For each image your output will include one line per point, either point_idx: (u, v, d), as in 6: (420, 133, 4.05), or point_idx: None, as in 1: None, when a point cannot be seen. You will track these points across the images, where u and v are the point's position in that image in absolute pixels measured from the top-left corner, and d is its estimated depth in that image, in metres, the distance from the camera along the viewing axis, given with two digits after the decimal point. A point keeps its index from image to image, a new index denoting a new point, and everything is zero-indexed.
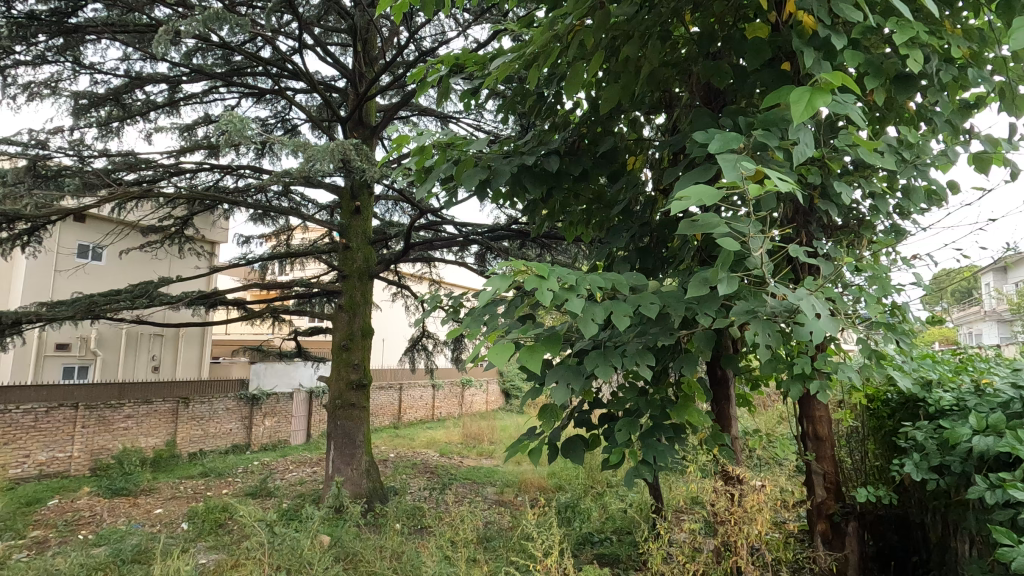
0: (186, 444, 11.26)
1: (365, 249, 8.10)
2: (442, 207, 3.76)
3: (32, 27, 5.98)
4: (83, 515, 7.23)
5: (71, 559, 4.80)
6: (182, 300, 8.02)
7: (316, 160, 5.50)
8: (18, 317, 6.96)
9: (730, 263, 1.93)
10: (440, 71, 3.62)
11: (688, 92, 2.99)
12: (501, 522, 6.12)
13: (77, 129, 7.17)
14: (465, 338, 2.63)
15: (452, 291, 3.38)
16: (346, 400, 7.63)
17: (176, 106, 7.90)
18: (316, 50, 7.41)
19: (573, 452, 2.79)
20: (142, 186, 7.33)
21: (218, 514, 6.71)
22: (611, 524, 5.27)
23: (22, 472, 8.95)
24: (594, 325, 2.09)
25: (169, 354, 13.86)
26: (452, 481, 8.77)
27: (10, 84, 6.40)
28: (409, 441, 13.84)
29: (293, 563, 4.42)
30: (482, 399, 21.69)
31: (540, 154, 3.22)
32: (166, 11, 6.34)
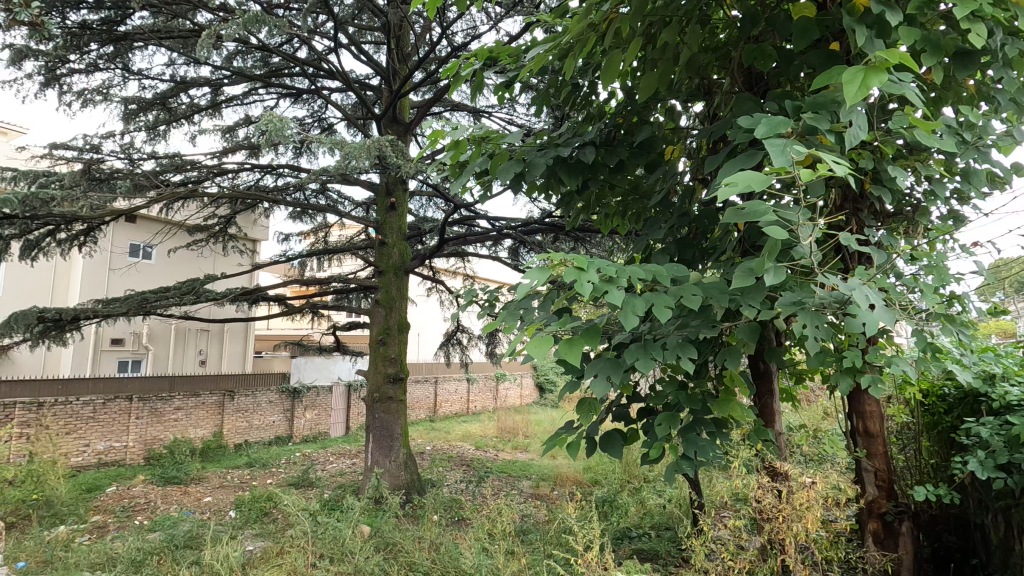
0: (233, 435, 11.68)
1: (400, 244, 8.19)
2: (477, 201, 3.75)
3: (85, 36, 6.24)
4: (138, 501, 7.59)
5: (129, 544, 5.06)
6: (227, 295, 8.28)
7: (352, 157, 5.59)
8: (77, 314, 7.33)
9: (778, 253, 1.87)
10: (474, 65, 3.61)
11: (728, 78, 2.90)
12: (537, 516, 6.13)
13: (127, 132, 7.50)
14: (501, 331, 2.62)
15: (488, 286, 3.38)
16: (384, 393, 7.76)
17: (218, 108, 8.14)
18: (351, 48, 7.50)
19: (612, 447, 2.75)
20: (188, 186, 7.59)
21: (264, 503, 6.93)
22: (650, 520, 5.21)
23: (82, 460, 9.42)
24: (635, 318, 2.05)
25: (215, 349, 14.37)
26: (488, 475, 8.85)
27: (65, 92, 6.73)
28: (445, 435, 14.02)
29: (336, 553, 4.53)
30: (516, 393, 21.77)
31: (575, 146, 3.18)
32: (208, 16, 6.52)
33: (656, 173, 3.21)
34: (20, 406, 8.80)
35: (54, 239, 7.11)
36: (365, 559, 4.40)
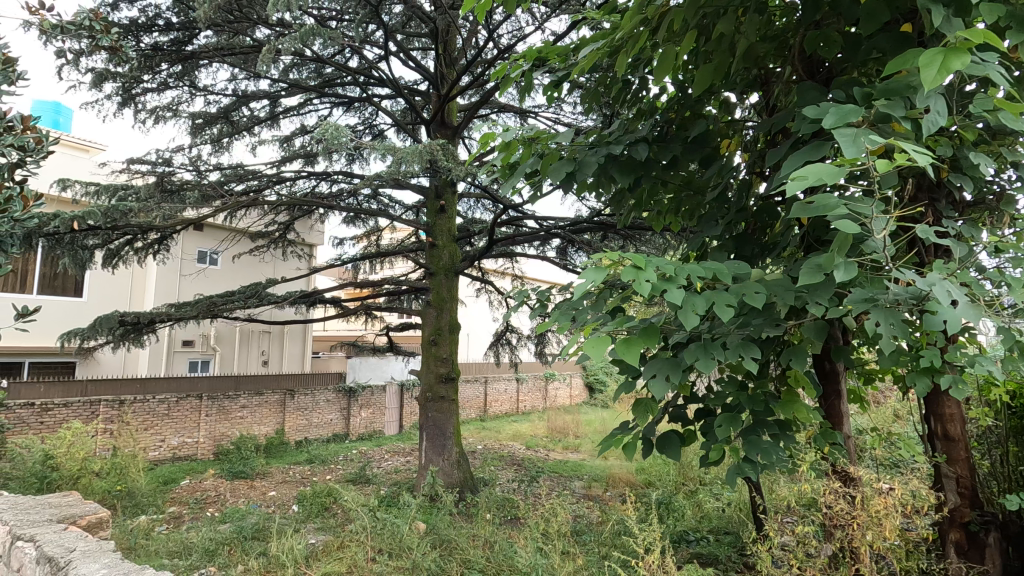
0: (294, 432, 12.18)
1: (450, 246, 8.30)
2: (527, 202, 3.75)
3: (156, 57, 6.66)
4: (210, 494, 8.04)
5: (203, 534, 5.38)
6: (287, 298, 8.64)
7: (404, 162, 5.72)
8: (152, 317, 7.82)
9: (848, 247, 1.78)
10: (523, 66, 3.61)
11: (789, 67, 2.79)
12: (591, 517, 6.09)
13: (195, 146, 7.96)
14: (555, 332, 2.63)
15: (540, 286, 3.38)
16: (437, 392, 7.90)
17: (276, 119, 8.51)
18: (400, 55, 7.66)
19: (670, 448, 2.70)
20: (250, 195, 7.97)
21: (324, 498, 7.18)
22: (707, 524, 5.07)
23: (158, 454, 10.03)
24: (695, 317, 2.01)
25: (276, 350, 15.03)
26: (539, 474, 8.87)
27: (139, 110, 7.21)
28: (496, 434, 14.14)
29: (394, 548, 4.65)
30: (566, 392, 21.69)
31: (627, 143, 3.14)
32: (267, 32, 6.81)
33: (711, 169, 3.12)
34: (104, 403, 9.46)
35: (132, 247, 7.60)
36: (422, 555, 4.47)
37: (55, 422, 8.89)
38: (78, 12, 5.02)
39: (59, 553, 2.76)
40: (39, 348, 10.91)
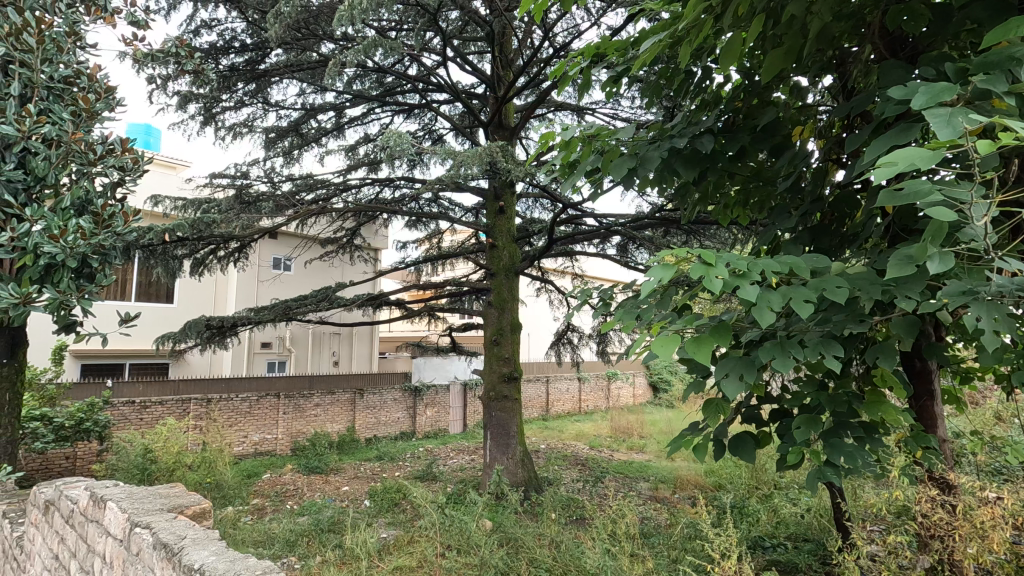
0: (364, 430, 12.67)
1: (510, 246, 8.35)
2: (588, 200, 3.71)
3: (233, 78, 7.10)
4: (289, 488, 8.51)
5: (284, 526, 5.72)
6: (355, 301, 8.99)
7: (464, 165, 5.82)
8: (235, 321, 8.36)
9: (943, 236, 1.65)
10: (582, 63, 3.57)
11: (868, 46, 2.60)
12: (659, 519, 5.97)
13: (269, 158, 8.43)
14: (619, 331, 2.59)
15: (603, 285, 3.33)
16: (500, 391, 7.98)
17: (342, 129, 8.86)
18: (457, 60, 7.79)
19: (744, 450, 2.60)
20: (319, 203, 8.35)
21: (394, 494, 7.42)
22: (784, 530, 4.83)
23: (242, 449, 10.70)
24: (771, 314, 1.93)
25: (346, 351, 15.70)
26: (604, 475, 8.77)
27: (219, 128, 7.72)
28: (558, 434, 14.12)
29: (462, 544, 4.74)
30: (629, 392, 21.32)
31: (691, 136, 3.04)
32: (332, 46, 7.10)
33: (783, 159, 2.97)
34: (194, 401, 10.19)
35: (215, 256, 8.15)
36: (490, 551, 4.52)
37: (153, 418, 9.64)
38: (166, 41, 5.48)
39: (172, 540, 2.55)
40: (137, 350, 11.88)
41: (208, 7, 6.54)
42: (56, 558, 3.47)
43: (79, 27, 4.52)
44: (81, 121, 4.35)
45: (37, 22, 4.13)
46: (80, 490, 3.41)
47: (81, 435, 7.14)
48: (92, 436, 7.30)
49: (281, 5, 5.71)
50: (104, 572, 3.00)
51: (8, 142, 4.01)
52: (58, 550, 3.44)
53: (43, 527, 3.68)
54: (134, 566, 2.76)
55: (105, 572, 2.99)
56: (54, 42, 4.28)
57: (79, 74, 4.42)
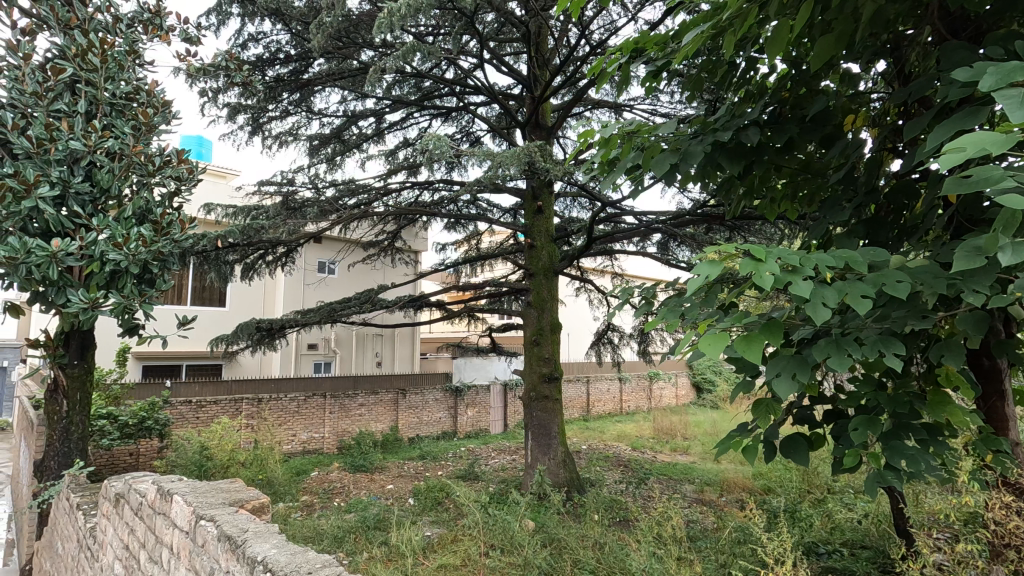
0: (407, 429, 12.89)
1: (549, 246, 8.33)
2: (628, 197, 3.66)
3: (278, 88, 7.34)
4: (336, 485, 8.75)
5: (332, 522, 5.88)
6: (397, 303, 9.16)
7: (503, 166, 5.84)
8: (283, 324, 8.64)
9: (1017, 225, 1.54)
10: (620, 58, 3.52)
11: (926, 28, 2.47)
12: (705, 522, 5.83)
13: (313, 165, 8.68)
14: (663, 330, 2.54)
15: (645, 284, 3.27)
16: (541, 392, 7.96)
17: (382, 134, 9.03)
18: (494, 62, 7.83)
19: (796, 452, 2.51)
20: (361, 208, 8.53)
21: (437, 492, 7.52)
22: (840, 537, 4.63)
23: (292, 447, 11.06)
24: (826, 310, 1.86)
25: (389, 352, 16.01)
26: (648, 476, 8.64)
27: (266, 137, 8.00)
28: (600, 434, 13.99)
29: (506, 544, 4.76)
30: (672, 392, 20.94)
31: (736, 129, 2.96)
32: (371, 54, 7.25)
33: (834, 150, 2.85)
34: (245, 401, 10.58)
35: (264, 261, 8.44)
36: (534, 551, 4.52)
37: (208, 417, 10.07)
38: (216, 55, 5.74)
39: (234, 533, 2.62)
40: (193, 352, 12.43)
41: (254, 21, 6.78)
42: (126, 548, 3.64)
43: (138, 46, 4.78)
44: (141, 134, 4.58)
45: (100, 44, 4.40)
46: (148, 484, 3.58)
47: (144, 432, 7.54)
48: (154, 434, 7.69)
49: (322, 16, 5.87)
50: (172, 561, 3.10)
51: (76, 157, 4.27)
52: (128, 541, 3.62)
53: (114, 519, 3.90)
54: (199, 557, 2.84)
55: (173, 562, 3.08)
56: (115, 61, 4.53)
57: (138, 90, 4.67)
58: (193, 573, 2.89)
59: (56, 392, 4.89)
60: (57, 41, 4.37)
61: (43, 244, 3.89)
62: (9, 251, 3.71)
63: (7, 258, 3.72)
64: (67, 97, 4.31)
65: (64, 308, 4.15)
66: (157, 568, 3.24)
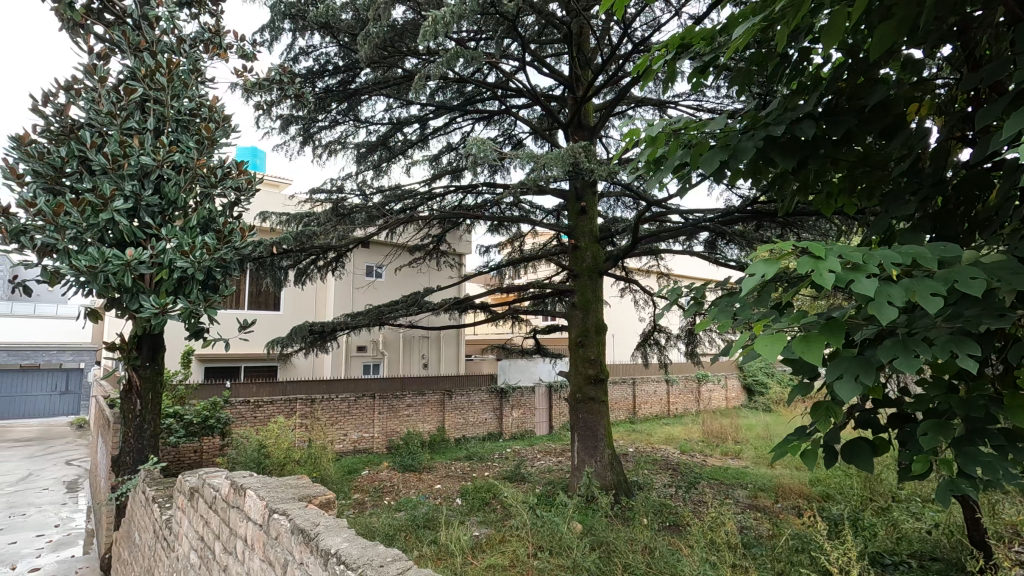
0: (453, 430, 13.06)
1: (593, 247, 8.27)
2: (675, 196, 3.60)
3: (328, 99, 7.59)
4: (386, 484, 8.95)
5: (383, 520, 6.03)
6: (442, 305, 9.29)
7: (547, 167, 5.84)
8: (334, 326, 8.91)
9: None
10: (666, 56, 3.47)
11: (999, 8, 2.32)
12: (760, 529, 5.65)
13: (361, 172, 8.91)
14: (715, 330, 2.50)
15: (695, 283, 3.21)
16: (587, 394, 7.90)
17: (426, 140, 9.19)
18: (535, 64, 7.84)
19: (859, 457, 2.40)
20: (407, 213, 8.70)
21: (485, 493, 7.58)
22: (907, 548, 4.39)
23: (343, 447, 11.37)
24: (892, 309, 1.79)
25: (435, 354, 16.25)
26: (698, 480, 8.44)
27: (317, 146, 8.28)
28: (647, 437, 13.75)
29: (554, 545, 4.74)
30: (721, 394, 20.40)
31: (789, 123, 2.86)
32: (415, 61, 7.40)
33: (895, 141, 2.72)
34: (299, 401, 10.98)
35: (316, 266, 8.73)
36: (583, 554, 4.50)
37: (265, 416, 10.49)
38: (271, 69, 6.00)
39: (307, 526, 2.70)
40: (250, 354, 12.99)
41: (305, 35, 7.04)
42: (201, 540, 3.84)
43: (200, 65, 5.05)
44: (205, 148, 4.85)
45: (167, 64, 4.69)
46: (220, 479, 3.77)
47: (207, 431, 7.95)
48: (216, 432, 8.08)
49: (369, 27, 6.04)
50: (246, 552, 3.23)
51: (146, 171, 4.53)
52: (203, 533, 3.82)
53: (188, 511, 4.13)
54: (272, 549, 2.95)
55: (247, 554, 3.21)
56: (180, 79, 4.81)
57: (202, 105, 4.93)
58: (267, 564, 3.00)
59: (131, 392, 5.22)
60: (128, 62, 4.68)
61: (119, 254, 4.19)
62: (90, 261, 4.04)
63: (88, 267, 4.07)
64: (137, 116, 4.60)
65: (138, 313, 4.42)
66: (232, 559, 3.40)
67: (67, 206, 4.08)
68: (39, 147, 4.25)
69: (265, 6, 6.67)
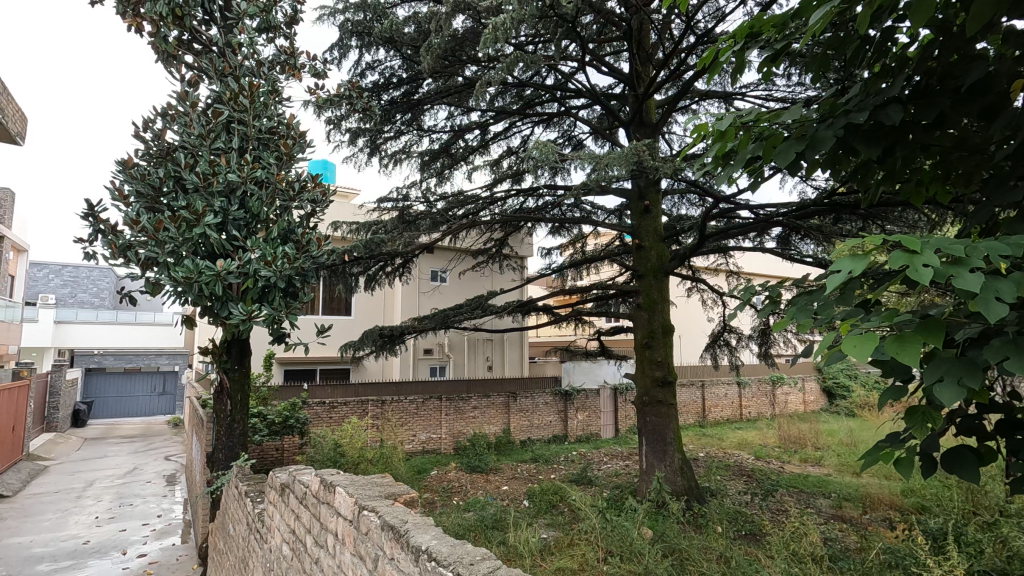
0: (518, 432, 13.14)
1: (658, 247, 8.08)
2: (747, 191, 3.45)
3: (392, 110, 7.85)
4: (454, 484, 9.14)
5: (455, 520, 6.16)
6: (506, 308, 9.37)
7: (610, 167, 5.76)
8: (402, 330, 9.18)
9: None
10: (733, 46, 3.34)
11: None
12: (848, 542, 5.31)
13: (424, 180, 9.13)
14: (793, 330, 2.39)
15: (771, 282, 3.06)
16: (654, 396, 7.72)
17: (487, 146, 9.31)
18: (595, 64, 7.77)
19: (963, 467, 2.21)
20: (469, 218, 8.84)
21: (552, 496, 7.57)
22: (1021, 567, 4.00)
23: (412, 447, 11.71)
24: (1002, 306, 1.64)
25: (499, 356, 16.43)
26: (776, 488, 8.04)
27: (383, 156, 8.57)
28: (719, 442, 13.27)
29: (625, 551, 4.66)
30: (798, 397, 19.33)
31: (872, 109, 2.69)
32: (475, 69, 7.52)
33: (997, 123, 2.47)
34: (371, 403, 11.41)
35: (384, 272, 9.04)
36: (655, 561, 4.41)
37: (340, 417, 10.98)
38: (341, 86, 6.30)
39: (396, 523, 2.79)
40: (325, 357, 13.63)
41: (371, 51, 7.34)
42: (292, 533, 4.08)
43: (277, 85, 5.37)
44: (284, 163, 5.17)
45: (250, 88, 5.02)
46: (309, 476, 3.98)
47: (288, 430, 8.42)
48: (296, 431, 8.54)
49: (431, 39, 6.21)
50: (337, 546, 3.39)
51: (233, 187, 4.86)
52: (294, 526, 4.06)
53: (279, 506, 4.38)
54: (363, 544, 3.07)
55: (338, 548, 3.37)
56: (261, 101, 5.13)
57: (281, 123, 5.24)
58: (357, 558, 3.13)
59: (222, 393, 5.62)
60: (215, 87, 5.06)
61: (210, 265, 4.52)
62: (186, 272, 4.39)
63: (185, 277, 4.42)
64: (223, 136, 4.94)
65: (227, 320, 4.73)
66: (323, 552, 3.58)
67: (166, 222, 4.47)
68: (141, 169, 4.67)
69: (334, 26, 7.00)
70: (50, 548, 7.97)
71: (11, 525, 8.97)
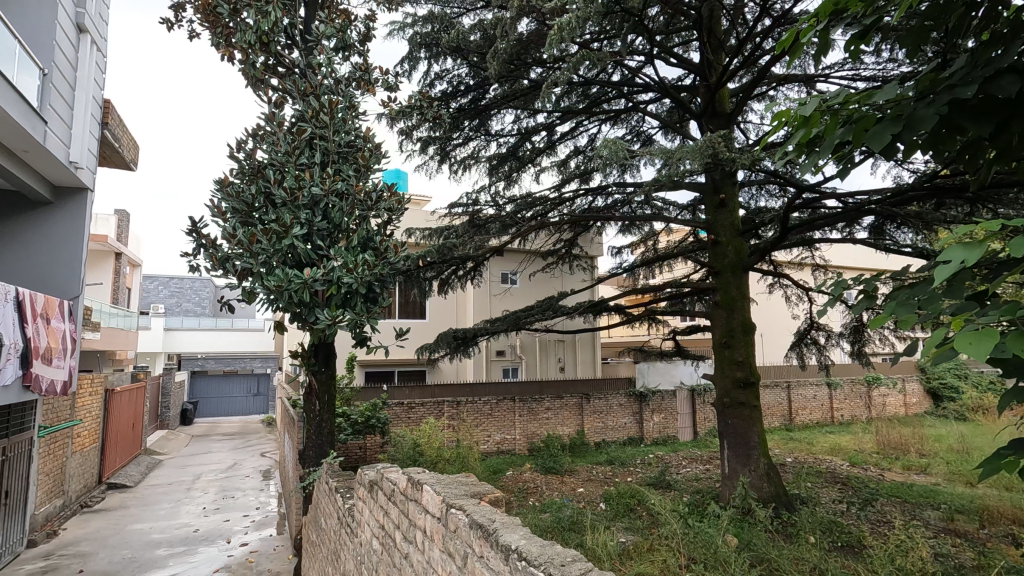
0: (593, 433, 13.01)
1: (735, 242, 7.73)
2: (835, 177, 3.23)
3: (460, 117, 8.02)
4: (530, 485, 9.20)
5: (533, 520, 6.19)
6: (577, 309, 9.31)
7: (683, 161, 5.57)
8: (475, 332, 9.35)
9: None
10: (816, 25, 3.13)
11: None
12: (964, 559, 4.84)
13: (493, 183, 9.26)
14: (894, 326, 2.21)
15: (866, 275, 2.85)
16: (735, 398, 7.38)
17: (554, 146, 9.30)
18: (663, 56, 7.56)
19: None
20: (538, 220, 8.87)
21: (629, 499, 7.43)
22: None
23: (488, 447, 11.90)
24: None
25: (571, 357, 16.35)
26: (876, 497, 7.46)
27: (452, 163, 8.77)
28: (808, 446, 12.48)
29: (709, 558, 4.49)
30: (899, 399, 17.82)
31: (981, 82, 2.43)
32: (540, 70, 7.54)
33: None
34: (447, 404, 11.70)
35: (456, 276, 9.25)
36: (743, 569, 4.23)
37: (418, 417, 11.35)
38: (412, 97, 6.53)
39: (484, 522, 2.84)
40: (402, 359, 14.12)
41: (438, 61, 7.55)
42: (382, 528, 4.26)
43: (354, 100, 5.63)
44: (362, 174, 5.43)
45: (330, 105, 5.31)
46: (395, 474, 4.15)
47: (371, 429, 8.81)
48: (378, 430, 8.91)
49: (497, 44, 6.32)
50: (426, 543, 3.50)
51: (316, 200, 5.16)
52: (383, 522, 4.24)
53: (369, 502, 4.58)
54: (451, 542, 3.15)
55: (427, 543, 3.48)
56: (339, 116, 5.42)
57: (359, 137, 5.50)
58: (446, 555, 3.22)
59: (311, 394, 5.96)
60: (298, 106, 5.39)
61: (299, 274, 4.82)
62: (277, 281, 4.72)
63: (276, 286, 4.74)
64: (307, 152, 5.26)
65: (315, 325, 5.01)
66: (411, 547, 3.72)
67: (259, 235, 4.81)
68: (236, 187, 5.07)
69: (404, 39, 7.26)
70: (166, 534, 8.79)
71: (134, 513, 9.96)
